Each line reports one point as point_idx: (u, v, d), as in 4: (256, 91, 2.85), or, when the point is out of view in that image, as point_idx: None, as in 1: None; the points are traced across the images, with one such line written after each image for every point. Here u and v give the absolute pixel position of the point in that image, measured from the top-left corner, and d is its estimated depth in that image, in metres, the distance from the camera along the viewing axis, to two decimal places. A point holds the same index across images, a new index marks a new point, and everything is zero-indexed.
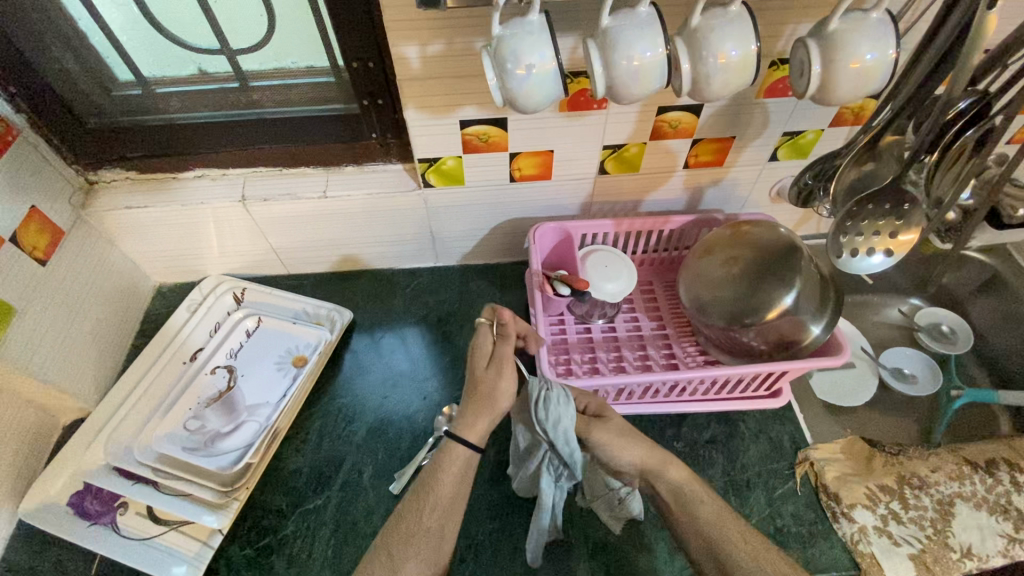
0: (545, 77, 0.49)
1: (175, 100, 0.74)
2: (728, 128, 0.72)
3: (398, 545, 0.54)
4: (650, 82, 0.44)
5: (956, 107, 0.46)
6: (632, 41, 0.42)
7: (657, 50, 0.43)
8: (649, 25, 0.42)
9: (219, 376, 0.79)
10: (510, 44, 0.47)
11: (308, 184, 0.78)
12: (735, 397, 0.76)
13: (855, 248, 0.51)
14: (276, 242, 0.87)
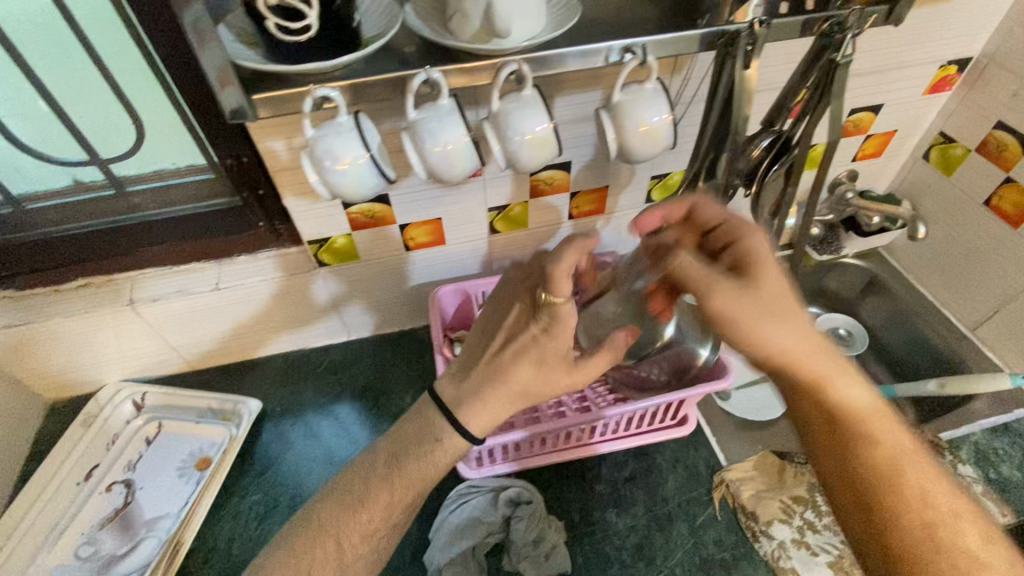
0: (364, 172, 0.49)
1: (51, 212, 0.72)
2: (600, 179, 0.78)
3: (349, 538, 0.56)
4: (463, 164, 0.47)
5: (759, 145, 0.53)
6: (437, 131, 0.45)
7: (460, 137, 0.45)
8: (450, 115, 0.45)
9: (115, 493, 0.75)
10: (322, 145, 0.48)
11: (199, 279, 0.78)
12: (650, 429, 0.78)
13: None
14: (176, 341, 0.84)
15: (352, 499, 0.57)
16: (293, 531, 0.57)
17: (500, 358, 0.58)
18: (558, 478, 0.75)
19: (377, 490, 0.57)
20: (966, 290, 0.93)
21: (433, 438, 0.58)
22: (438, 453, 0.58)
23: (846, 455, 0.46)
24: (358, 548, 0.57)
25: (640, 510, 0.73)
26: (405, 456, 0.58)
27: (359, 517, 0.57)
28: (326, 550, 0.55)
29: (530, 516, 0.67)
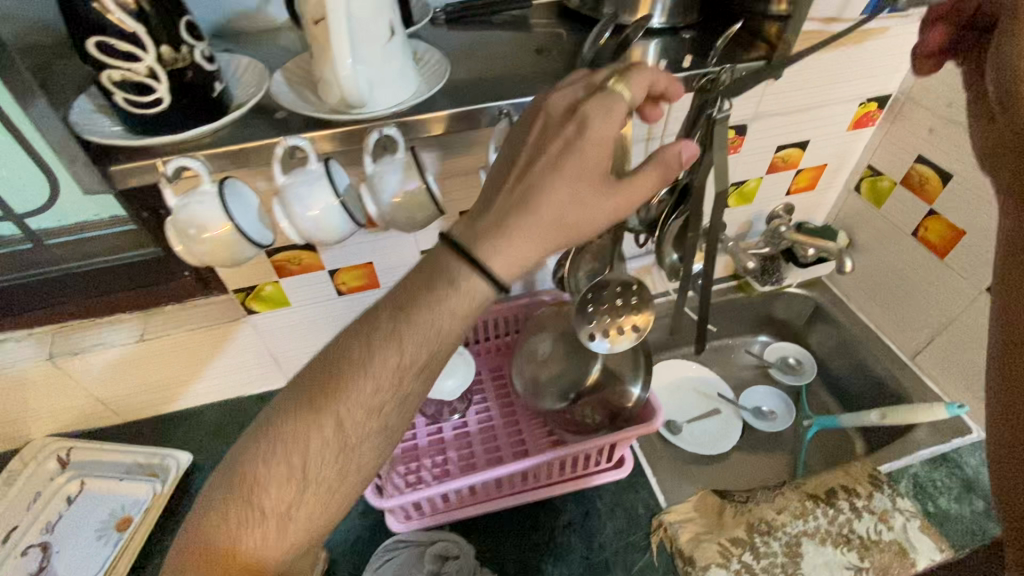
0: (233, 236, 0.42)
1: None
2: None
3: (347, 418, 0.40)
4: (334, 229, 0.46)
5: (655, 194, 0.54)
6: (303, 198, 0.43)
7: (328, 204, 0.44)
8: (318, 181, 0.43)
9: (30, 557, 0.72)
10: (179, 215, 0.42)
11: (125, 329, 0.76)
12: (585, 474, 0.76)
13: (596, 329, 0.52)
14: (105, 393, 0.82)
15: (346, 367, 0.40)
16: (272, 422, 0.40)
17: (537, 166, 0.40)
18: (492, 528, 0.73)
19: (380, 353, 0.39)
20: (904, 318, 0.94)
21: (446, 279, 0.40)
22: (451, 301, 0.40)
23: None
24: (359, 434, 0.40)
25: (576, 559, 0.71)
26: (410, 303, 0.40)
27: (358, 386, 0.40)
28: (313, 446, 0.39)
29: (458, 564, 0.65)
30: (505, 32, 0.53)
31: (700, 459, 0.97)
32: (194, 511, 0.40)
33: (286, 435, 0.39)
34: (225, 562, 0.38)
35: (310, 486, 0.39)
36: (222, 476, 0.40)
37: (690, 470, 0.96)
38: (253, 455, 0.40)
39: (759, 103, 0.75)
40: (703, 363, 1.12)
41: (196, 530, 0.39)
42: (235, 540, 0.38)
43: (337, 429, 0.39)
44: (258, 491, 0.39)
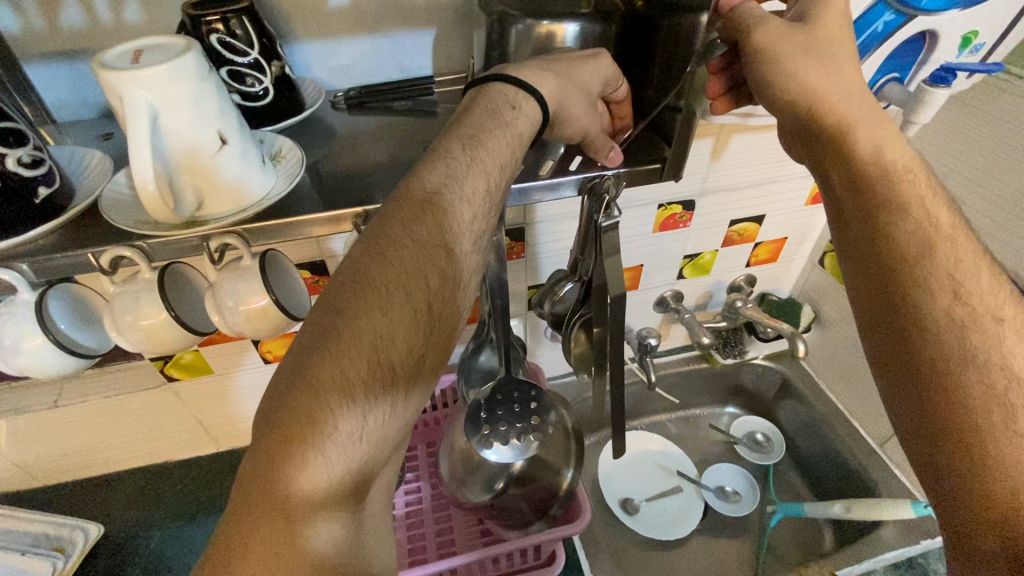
0: (41, 358, 0.40)
1: None
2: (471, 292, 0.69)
3: (453, 238, 0.37)
4: (172, 339, 0.42)
5: (561, 289, 0.54)
6: (126, 311, 0.40)
7: (156, 317, 0.40)
8: (146, 292, 0.40)
9: None
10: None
11: (37, 394, 0.72)
12: (515, 570, 0.71)
13: (487, 440, 0.49)
14: (16, 458, 0.78)
15: (445, 196, 0.37)
16: (364, 267, 0.34)
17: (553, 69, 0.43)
18: None
19: (474, 170, 0.39)
20: (873, 403, 0.89)
21: (503, 107, 0.41)
22: (519, 126, 0.42)
23: (965, 347, 0.34)
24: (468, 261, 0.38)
25: None
26: (483, 129, 0.40)
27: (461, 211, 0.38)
28: (429, 282, 0.35)
29: None
30: (410, 119, 0.51)
31: (654, 545, 0.90)
32: (287, 393, 0.31)
33: (390, 277, 0.34)
34: (369, 417, 0.32)
35: (432, 325, 0.36)
36: (309, 344, 0.32)
37: (641, 558, 0.89)
38: (356, 307, 0.33)
39: (705, 179, 0.72)
40: (667, 434, 1.05)
41: (312, 406, 0.30)
42: (375, 393, 0.32)
43: (451, 258, 0.37)
44: (373, 332, 0.33)
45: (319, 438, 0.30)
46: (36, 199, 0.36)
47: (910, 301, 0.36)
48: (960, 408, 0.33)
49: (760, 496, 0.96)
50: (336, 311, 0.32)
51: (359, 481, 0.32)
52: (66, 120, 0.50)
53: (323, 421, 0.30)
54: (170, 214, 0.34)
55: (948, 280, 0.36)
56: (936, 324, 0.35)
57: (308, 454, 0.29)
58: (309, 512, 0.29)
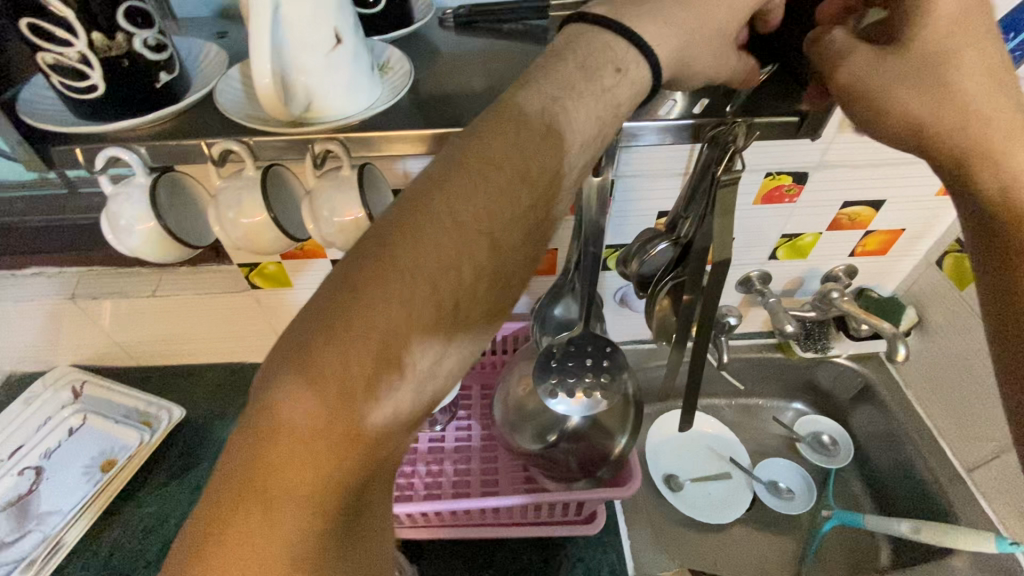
0: (151, 242, 0.42)
1: (17, 203, 0.76)
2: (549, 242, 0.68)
3: (500, 224, 0.29)
4: (267, 241, 0.43)
5: (655, 248, 0.50)
6: (229, 206, 0.41)
7: (256, 216, 0.41)
8: (251, 189, 0.41)
9: (24, 478, 0.77)
10: (110, 204, 0.41)
11: (140, 282, 0.79)
12: (551, 520, 0.71)
13: (553, 390, 0.48)
14: (118, 336, 0.86)
15: (500, 171, 0.29)
16: (384, 243, 0.26)
17: None
18: (448, 552, 0.71)
19: (546, 143, 0.31)
20: (967, 425, 0.81)
21: (604, 66, 0.34)
22: (617, 94, 0.34)
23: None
24: (514, 259, 0.30)
25: None
26: (571, 89, 0.32)
27: (517, 193, 0.29)
28: (459, 275, 0.27)
29: None
30: (517, 45, 0.48)
31: (695, 525, 0.88)
32: (263, 390, 0.25)
33: (417, 262, 0.26)
34: (354, 442, 0.25)
35: (456, 331, 0.28)
36: (300, 330, 0.25)
37: (679, 535, 0.87)
38: (407, 262, 0.26)
39: (826, 151, 0.65)
40: (724, 420, 1.00)
41: (345, 383, 0.25)
42: (369, 413, 0.25)
43: (494, 249, 0.29)
44: (378, 329, 0.25)
45: (282, 454, 0.24)
46: (156, 84, 0.37)
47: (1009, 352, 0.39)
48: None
49: (816, 498, 0.91)
50: (335, 297, 0.25)
51: (337, 502, 0.26)
52: (184, 16, 0.51)
53: (294, 431, 0.24)
54: (283, 111, 0.34)
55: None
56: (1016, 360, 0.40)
57: (263, 468, 0.25)
58: (260, 536, 0.25)
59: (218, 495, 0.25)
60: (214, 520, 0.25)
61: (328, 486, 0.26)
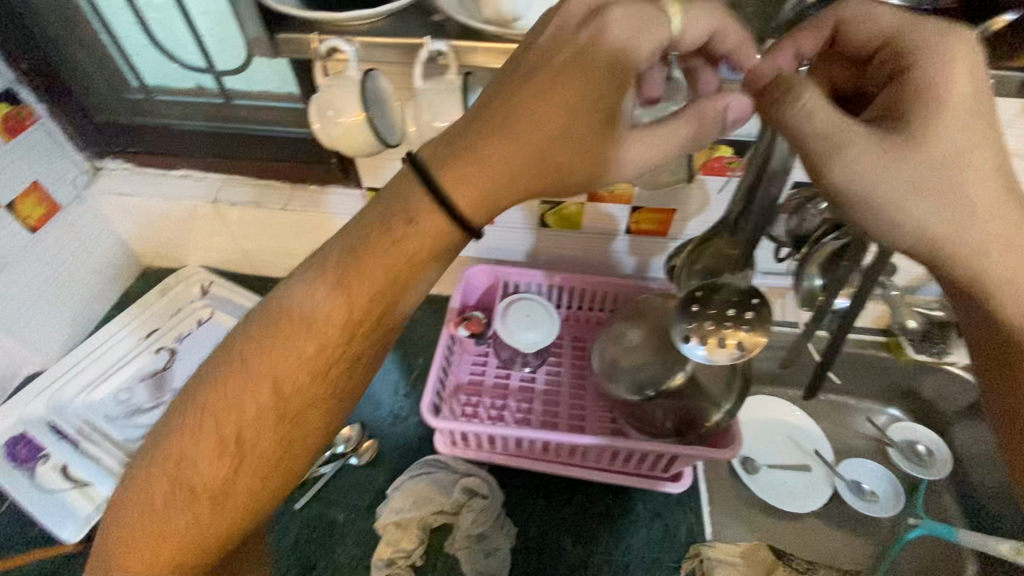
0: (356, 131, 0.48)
1: (170, 107, 0.83)
2: (667, 202, 0.74)
3: (266, 364, 0.39)
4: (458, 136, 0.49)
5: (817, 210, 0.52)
6: (435, 103, 0.48)
7: (457, 114, 0.49)
8: (454, 90, 0.48)
9: (160, 356, 0.85)
10: (325, 95, 0.47)
11: (273, 195, 0.86)
12: (633, 473, 0.73)
13: (696, 334, 0.49)
14: (245, 244, 0.93)
15: (288, 326, 0.39)
16: (213, 387, 0.40)
17: None
18: (530, 484, 0.74)
19: (355, 290, 0.38)
20: None
21: (398, 218, 0.38)
22: (414, 241, 0.38)
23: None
24: (296, 403, 0.40)
25: (599, 549, 0.69)
26: (380, 236, 0.38)
27: (300, 346, 0.39)
28: (240, 413, 0.39)
29: (478, 498, 0.69)
30: None
31: (768, 509, 0.86)
32: (151, 472, 0.40)
33: (216, 400, 0.39)
34: (173, 519, 0.39)
35: (244, 455, 0.39)
36: (166, 427, 0.41)
37: (749, 516, 0.86)
38: (250, 367, 0.39)
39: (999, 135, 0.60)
40: (810, 413, 0.97)
41: (218, 409, 0.39)
42: (195, 488, 0.39)
43: (277, 389, 0.39)
44: (199, 438, 0.39)
45: (150, 514, 0.39)
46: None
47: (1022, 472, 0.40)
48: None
49: (903, 506, 0.87)
50: (198, 409, 0.40)
51: (179, 544, 0.39)
52: None
53: (161, 499, 0.39)
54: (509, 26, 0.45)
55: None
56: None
57: (141, 531, 0.39)
58: (142, 563, 0.39)
59: (119, 533, 0.40)
60: (110, 555, 0.40)
61: (196, 538, 0.39)
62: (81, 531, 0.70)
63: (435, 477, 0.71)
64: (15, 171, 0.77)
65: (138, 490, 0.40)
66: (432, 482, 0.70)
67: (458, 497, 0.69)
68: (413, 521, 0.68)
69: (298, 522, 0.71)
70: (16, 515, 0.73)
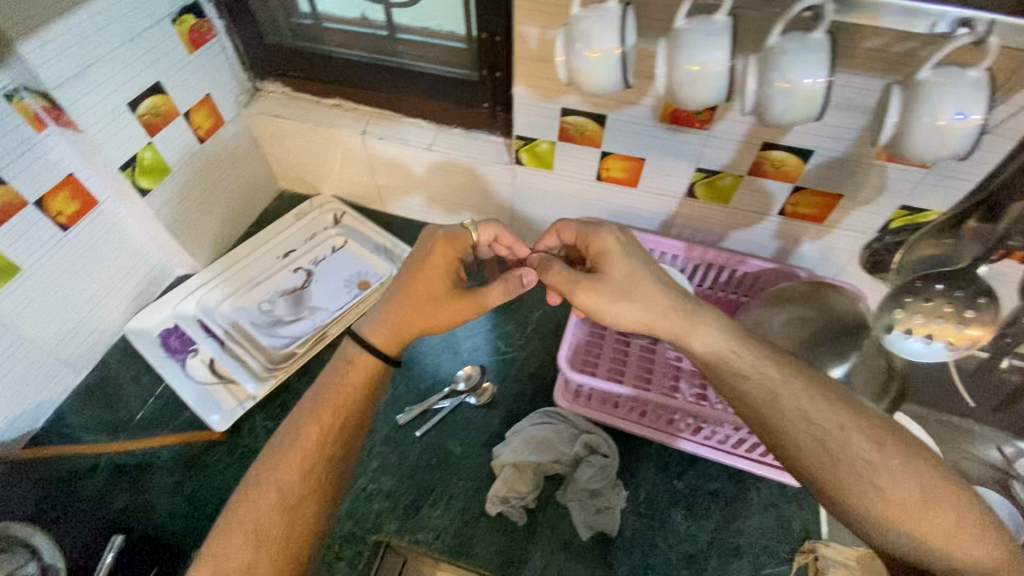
0: (608, 64, 0.49)
1: (335, 36, 0.85)
2: (835, 186, 0.70)
3: (274, 450, 0.57)
4: (708, 92, 0.46)
5: None
6: (696, 48, 0.43)
7: (718, 61, 0.44)
8: (717, 35, 0.43)
9: (298, 276, 0.90)
10: (582, 26, 0.48)
11: (419, 133, 0.87)
12: (748, 457, 0.72)
13: (910, 328, 0.58)
14: (381, 180, 0.96)
15: (302, 443, 0.57)
16: (253, 479, 0.55)
17: None
18: (642, 451, 0.74)
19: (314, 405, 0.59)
20: None
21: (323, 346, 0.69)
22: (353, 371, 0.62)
23: (930, 480, 0.47)
24: (308, 482, 0.56)
25: (708, 526, 0.69)
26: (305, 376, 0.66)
27: (296, 449, 0.56)
28: (278, 490, 0.55)
29: (597, 454, 0.70)
30: None
31: None
32: (214, 543, 0.52)
33: (266, 482, 0.55)
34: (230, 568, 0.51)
35: (272, 540, 0.53)
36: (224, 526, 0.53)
37: None
38: (264, 466, 0.56)
39: None
40: None
41: (249, 503, 0.54)
42: (261, 544, 0.52)
43: (281, 488, 0.55)
44: (257, 510, 0.54)
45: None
46: None
47: (849, 506, 0.48)
48: (978, 538, 0.45)
49: None
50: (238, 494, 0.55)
51: None
52: None
53: (234, 559, 0.51)
54: None
55: (869, 446, 0.49)
56: (904, 500, 0.46)
57: None
58: None
59: None
60: None
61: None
62: (223, 422, 0.75)
63: (556, 429, 0.72)
64: (194, 83, 0.82)
65: (215, 563, 0.51)
66: (552, 432, 0.72)
67: (578, 452, 0.70)
68: (531, 466, 0.70)
69: (418, 447, 0.75)
70: (168, 398, 0.80)
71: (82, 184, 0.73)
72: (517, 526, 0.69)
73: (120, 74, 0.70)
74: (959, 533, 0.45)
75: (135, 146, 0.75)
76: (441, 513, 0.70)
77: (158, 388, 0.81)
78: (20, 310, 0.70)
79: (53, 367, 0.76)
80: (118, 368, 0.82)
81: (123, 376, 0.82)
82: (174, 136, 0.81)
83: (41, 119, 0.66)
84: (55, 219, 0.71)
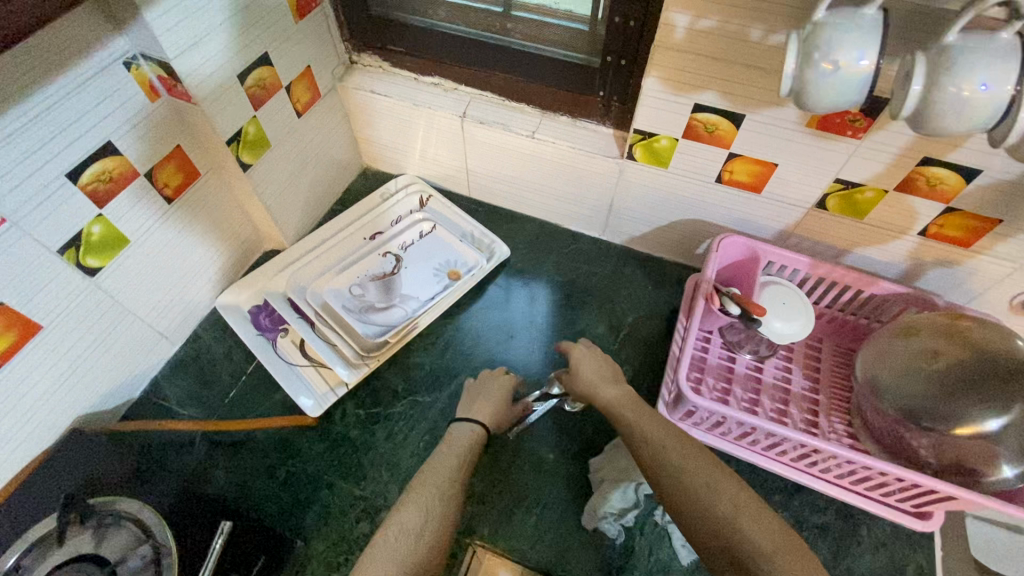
0: (852, 83, 0.38)
1: (442, 10, 0.80)
2: (997, 211, 0.63)
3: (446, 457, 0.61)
4: (974, 122, 0.38)
5: None
6: (975, 67, 0.36)
7: (1000, 88, 0.36)
8: (1003, 57, 0.36)
9: (387, 260, 0.88)
10: (830, 33, 0.37)
11: (523, 119, 0.82)
12: (863, 494, 0.67)
13: None
14: (472, 164, 0.92)
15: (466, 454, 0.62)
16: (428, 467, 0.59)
17: None
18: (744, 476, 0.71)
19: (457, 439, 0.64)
20: None
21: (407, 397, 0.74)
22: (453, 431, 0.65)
23: (706, 462, 0.52)
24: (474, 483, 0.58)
25: None
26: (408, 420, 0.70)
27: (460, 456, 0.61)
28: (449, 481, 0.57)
29: None
30: None
31: None
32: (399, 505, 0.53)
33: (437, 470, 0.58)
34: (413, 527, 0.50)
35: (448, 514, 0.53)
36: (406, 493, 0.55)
37: None
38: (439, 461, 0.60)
39: None
40: None
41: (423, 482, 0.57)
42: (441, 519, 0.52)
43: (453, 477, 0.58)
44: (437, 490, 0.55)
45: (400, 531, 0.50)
46: None
47: (676, 496, 0.51)
48: (765, 523, 0.46)
49: None
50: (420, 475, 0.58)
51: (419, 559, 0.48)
52: None
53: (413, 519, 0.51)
54: None
55: (690, 452, 0.54)
56: (680, 467, 0.52)
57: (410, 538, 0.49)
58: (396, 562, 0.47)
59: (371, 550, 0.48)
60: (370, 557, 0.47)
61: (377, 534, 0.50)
62: (316, 408, 0.75)
63: None
64: (297, 55, 0.78)
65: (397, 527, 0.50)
66: None
67: None
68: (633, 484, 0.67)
69: (510, 451, 0.73)
70: (259, 377, 0.79)
71: (187, 157, 0.71)
72: (614, 543, 0.67)
73: (231, 43, 0.66)
74: (749, 511, 0.47)
75: (242, 120, 0.72)
76: (536, 521, 0.68)
77: (249, 365, 0.81)
78: (124, 283, 0.69)
79: (152, 338, 0.76)
80: (208, 343, 0.82)
81: (214, 351, 0.82)
82: (275, 110, 0.78)
83: (154, 88, 0.64)
84: (161, 192, 0.69)
